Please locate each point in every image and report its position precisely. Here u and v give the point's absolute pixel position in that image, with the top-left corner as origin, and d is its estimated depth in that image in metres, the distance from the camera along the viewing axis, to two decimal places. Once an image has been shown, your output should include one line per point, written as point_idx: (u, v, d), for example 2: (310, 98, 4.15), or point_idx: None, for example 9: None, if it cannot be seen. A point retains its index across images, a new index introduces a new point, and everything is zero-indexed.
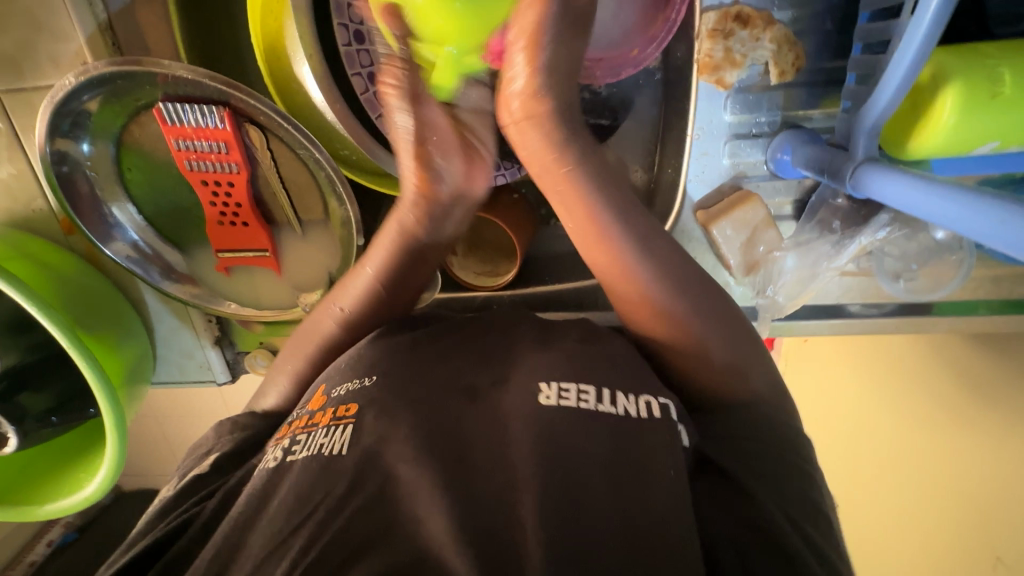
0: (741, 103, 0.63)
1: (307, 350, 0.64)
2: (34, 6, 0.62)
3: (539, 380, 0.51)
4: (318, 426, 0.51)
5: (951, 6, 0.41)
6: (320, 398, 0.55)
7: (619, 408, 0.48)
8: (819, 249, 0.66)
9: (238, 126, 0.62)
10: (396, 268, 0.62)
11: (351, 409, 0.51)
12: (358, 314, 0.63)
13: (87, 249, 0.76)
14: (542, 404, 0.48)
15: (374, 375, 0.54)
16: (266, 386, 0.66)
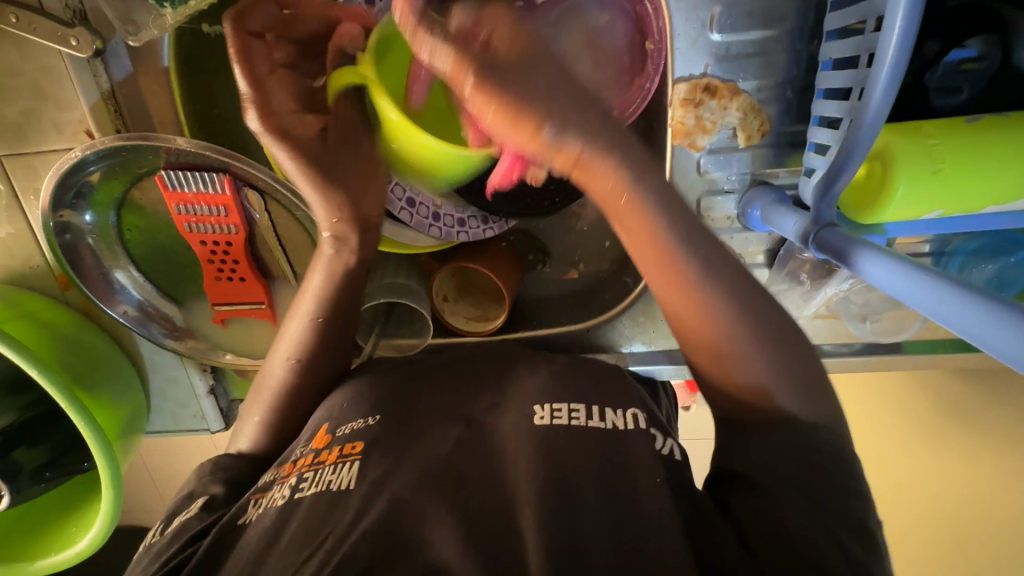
0: (712, 164, 0.68)
1: (267, 393, 0.67)
2: (38, 77, 0.65)
3: (533, 403, 0.56)
4: (324, 463, 0.53)
5: (890, 101, 0.46)
6: (324, 436, 0.58)
7: (608, 423, 0.53)
8: (789, 299, 0.72)
9: (237, 190, 0.65)
10: (332, 304, 0.66)
11: (357, 447, 0.54)
12: (307, 356, 0.66)
13: (83, 303, 0.77)
14: (536, 424, 0.53)
15: (376, 414, 0.58)
16: (238, 429, 0.68)
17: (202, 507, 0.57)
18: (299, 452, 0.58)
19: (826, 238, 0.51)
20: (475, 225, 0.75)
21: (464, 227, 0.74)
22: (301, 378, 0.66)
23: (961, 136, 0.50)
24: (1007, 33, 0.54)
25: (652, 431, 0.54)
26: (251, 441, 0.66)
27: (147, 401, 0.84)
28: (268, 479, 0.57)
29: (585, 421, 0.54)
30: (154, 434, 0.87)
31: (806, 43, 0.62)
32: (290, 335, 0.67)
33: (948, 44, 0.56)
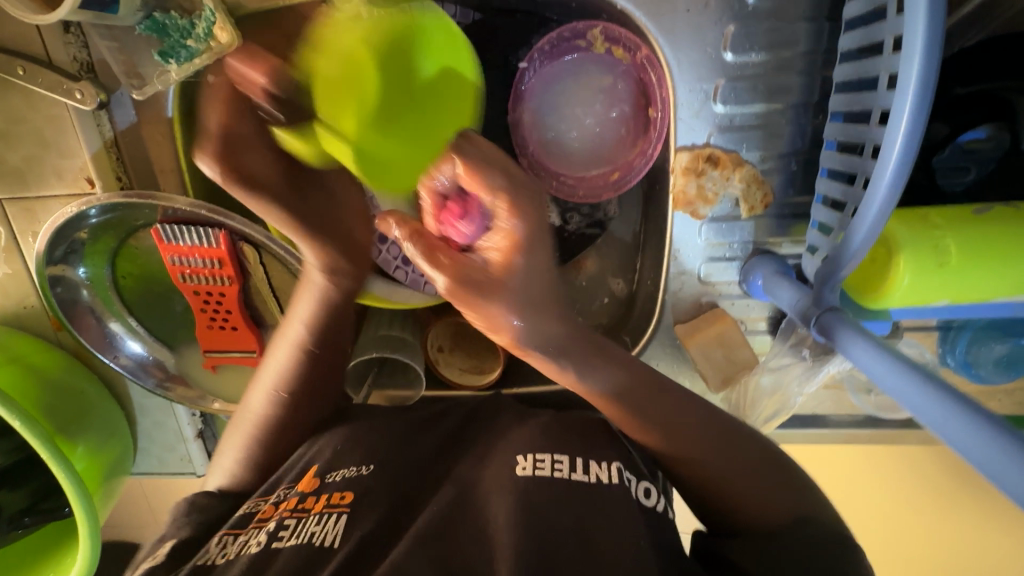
0: (715, 232, 0.67)
1: (246, 427, 0.64)
2: (42, 125, 0.65)
3: (516, 453, 0.53)
4: (309, 513, 0.50)
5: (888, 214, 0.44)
6: (311, 480, 0.55)
7: (590, 475, 0.50)
8: (791, 374, 0.66)
9: (232, 244, 0.64)
10: (320, 321, 0.63)
11: (346, 498, 0.51)
12: (286, 388, 0.64)
13: (75, 345, 0.77)
14: (518, 475, 0.50)
15: (371, 464, 0.55)
16: (214, 468, 0.64)
17: (173, 551, 0.51)
18: (284, 496, 0.54)
19: (829, 323, 0.49)
20: None
21: None
22: (282, 414, 0.63)
23: (970, 229, 0.49)
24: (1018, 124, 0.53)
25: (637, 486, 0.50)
26: (232, 474, 0.62)
27: (133, 443, 0.82)
28: (244, 513, 0.53)
29: (569, 472, 0.50)
30: (139, 475, 0.86)
31: (810, 117, 0.61)
32: (275, 366, 0.65)
33: (956, 127, 0.55)
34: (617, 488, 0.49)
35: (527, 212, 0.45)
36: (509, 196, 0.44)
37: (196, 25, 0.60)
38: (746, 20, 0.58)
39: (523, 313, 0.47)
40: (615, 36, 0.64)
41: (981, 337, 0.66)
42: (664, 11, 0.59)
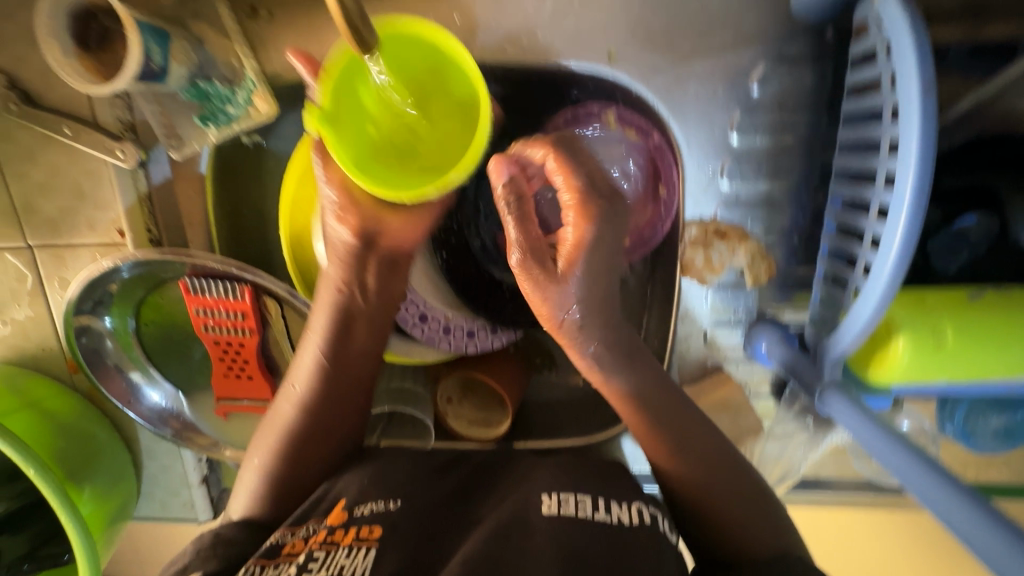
0: (721, 298, 0.69)
1: (273, 439, 0.60)
2: (81, 179, 0.68)
3: (540, 492, 0.55)
4: (339, 546, 0.50)
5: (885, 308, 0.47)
6: (340, 512, 0.54)
7: (614, 517, 0.52)
8: (796, 440, 0.72)
9: (256, 297, 0.66)
10: (337, 333, 0.59)
11: (374, 532, 0.51)
12: (312, 398, 0.59)
13: (89, 388, 0.78)
14: (545, 514, 0.52)
15: (397, 499, 0.55)
16: (237, 486, 0.61)
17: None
18: (310, 527, 0.53)
19: (835, 403, 0.52)
20: (484, 337, 0.75)
21: (473, 339, 0.74)
22: (307, 424, 0.60)
23: (965, 314, 0.52)
24: (1005, 215, 0.56)
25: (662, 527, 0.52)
26: (248, 501, 0.59)
27: (138, 487, 0.82)
28: (271, 543, 0.51)
29: (591, 511, 0.53)
30: (139, 520, 0.85)
31: (810, 195, 0.65)
32: (300, 373, 0.60)
33: (950, 213, 0.58)
34: (641, 526, 0.51)
35: (598, 220, 0.53)
36: (585, 199, 0.52)
37: (237, 93, 0.65)
38: (750, 107, 0.63)
39: (584, 306, 0.55)
40: (627, 118, 0.67)
41: (978, 410, 0.67)
42: (675, 94, 0.64)
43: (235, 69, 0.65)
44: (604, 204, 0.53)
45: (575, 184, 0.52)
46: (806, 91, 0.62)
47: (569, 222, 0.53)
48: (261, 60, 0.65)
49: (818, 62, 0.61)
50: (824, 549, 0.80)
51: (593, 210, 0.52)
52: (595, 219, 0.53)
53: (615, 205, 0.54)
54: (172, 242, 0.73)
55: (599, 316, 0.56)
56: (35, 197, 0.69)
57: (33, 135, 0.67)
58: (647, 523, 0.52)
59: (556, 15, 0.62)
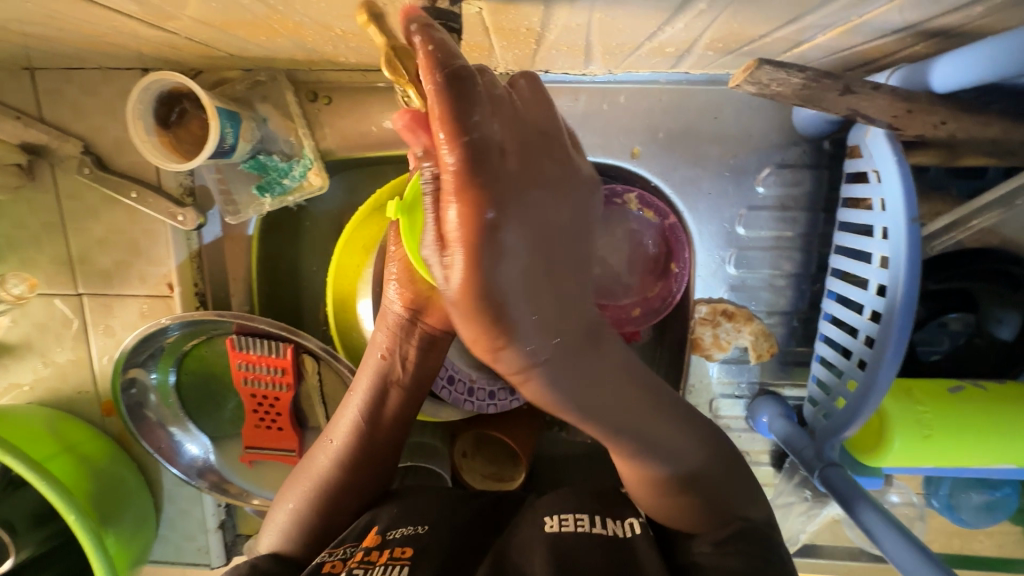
0: (727, 372, 0.75)
1: (308, 486, 0.63)
2: (139, 236, 0.73)
3: (545, 514, 0.57)
4: (375, 565, 0.53)
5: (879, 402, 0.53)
6: (374, 536, 0.57)
7: (608, 530, 0.53)
8: (795, 511, 0.75)
9: (296, 355, 0.72)
10: (377, 395, 0.63)
11: (407, 552, 0.54)
12: (349, 452, 0.63)
13: (119, 431, 0.80)
14: (548, 532, 0.54)
15: (425, 524, 0.58)
16: (268, 523, 0.64)
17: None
18: (345, 551, 0.56)
19: (833, 479, 0.56)
20: (503, 397, 0.79)
21: (494, 399, 0.79)
22: (342, 478, 0.63)
23: (946, 406, 0.57)
24: (979, 312, 0.65)
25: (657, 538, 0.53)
26: (279, 539, 0.62)
27: (155, 531, 0.84)
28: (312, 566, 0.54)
29: (590, 527, 0.54)
30: (153, 563, 0.86)
31: (808, 283, 0.72)
32: (339, 428, 0.64)
33: (934, 311, 0.65)
34: (634, 538, 0.52)
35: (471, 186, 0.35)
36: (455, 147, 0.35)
37: (294, 167, 0.72)
38: (756, 204, 0.70)
39: (534, 319, 0.38)
40: (648, 202, 0.72)
41: (962, 486, 0.73)
42: (690, 189, 0.71)
43: (293, 146, 0.72)
44: (512, 160, 0.37)
45: (429, 90, 0.34)
46: (806, 192, 0.69)
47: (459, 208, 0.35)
48: (316, 138, 0.72)
49: (816, 168, 0.69)
50: None
51: (497, 193, 0.35)
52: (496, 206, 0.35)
53: (552, 154, 0.41)
54: (214, 296, 0.77)
55: (471, 290, 0.36)
56: (92, 250, 0.74)
57: (99, 195, 0.72)
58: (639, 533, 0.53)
59: (586, 114, 0.70)
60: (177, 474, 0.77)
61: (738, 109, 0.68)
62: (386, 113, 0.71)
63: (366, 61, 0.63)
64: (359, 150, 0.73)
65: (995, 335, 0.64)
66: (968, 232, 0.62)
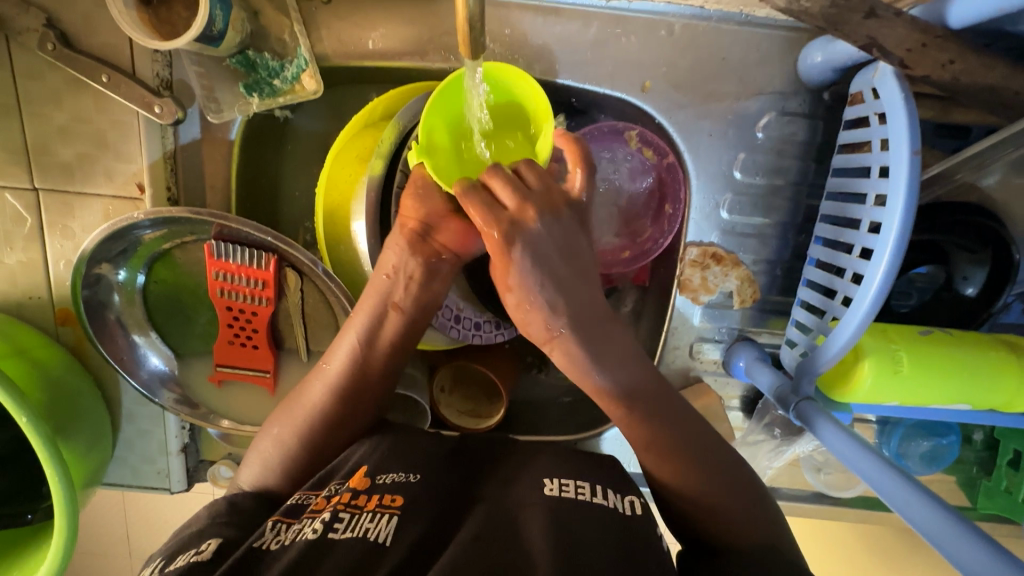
0: (708, 315, 0.77)
1: (300, 418, 0.60)
2: (107, 128, 0.67)
3: (543, 475, 0.56)
4: (362, 510, 0.51)
5: (857, 339, 0.55)
6: (362, 477, 0.55)
7: (609, 502, 0.53)
8: (762, 449, 0.80)
9: (279, 268, 0.68)
10: (372, 330, 0.61)
11: (397, 500, 0.52)
12: (343, 380, 0.60)
13: (75, 341, 0.75)
14: (547, 495, 0.53)
15: (418, 473, 0.56)
16: (250, 458, 0.61)
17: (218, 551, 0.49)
18: (332, 485, 0.55)
19: (807, 410, 0.59)
20: (488, 329, 0.80)
21: (479, 330, 0.79)
22: (325, 416, 0.60)
23: (916, 345, 0.61)
24: (950, 268, 0.69)
25: (653, 517, 0.54)
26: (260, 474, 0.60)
27: (111, 450, 0.79)
28: (294, 502, 0.54)
29: (589, 497, 0.54)
30: (107, 485, 0.82)
31: (794, 232, 0.74)
32: (329, 363, 0.62)
33: (910, 264, 0.69)
34: (635, 517, 0.52)
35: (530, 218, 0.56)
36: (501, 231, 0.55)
37: (286, 68, 0.67)
38: (754, 149, 0.71)
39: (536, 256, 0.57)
40: (648, 139, 0.72)
41: (912, 434, 0.79)
42: (691, 130, 0.71)
43: (286, 45, 0.67)
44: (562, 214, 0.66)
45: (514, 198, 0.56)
46: (799, 142, 0.71)
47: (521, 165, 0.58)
48: (311, 39, 0.67)
49: (813, 119, 0.70)
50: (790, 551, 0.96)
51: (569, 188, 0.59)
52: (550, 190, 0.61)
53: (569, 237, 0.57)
54: (189, 203, 0.72)
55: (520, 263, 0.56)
56: (51, 140, 0.67)
57: (62, 78, 0.65)
58: (639, 513, 0.53)
59: (597, 42, 0.68)
60: (137, 387, 0.73)
61: (747, 52, 0.68)
62: (388, 21, 0.67)
63: None
64: (356, 59, 0.68)
65: (960, 290, 0.68)
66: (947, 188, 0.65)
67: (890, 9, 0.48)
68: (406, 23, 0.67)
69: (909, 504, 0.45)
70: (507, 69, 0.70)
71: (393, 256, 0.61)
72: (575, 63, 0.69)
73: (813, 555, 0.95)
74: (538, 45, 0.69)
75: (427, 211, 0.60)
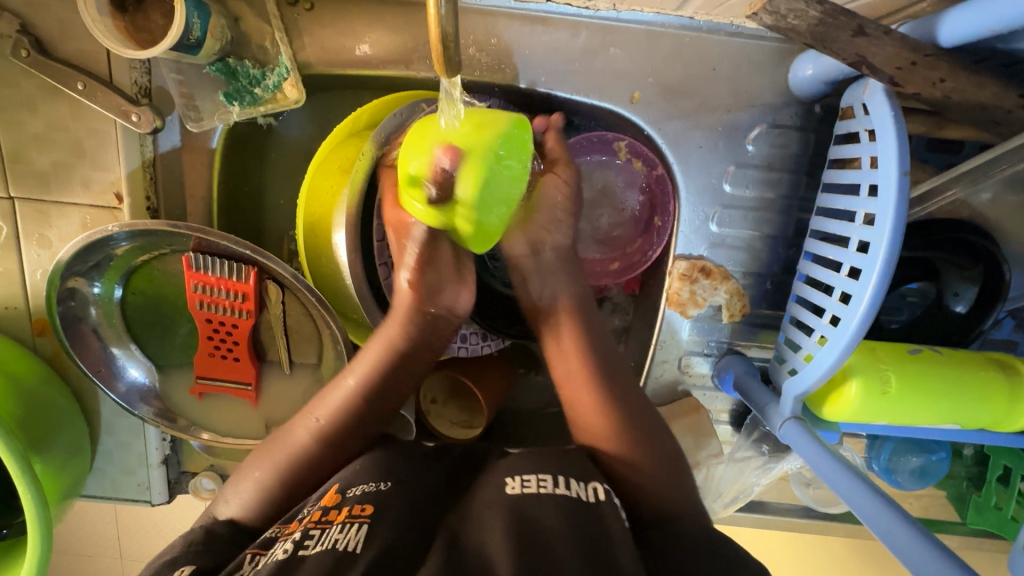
0: (698, 329, 0.76)
1: (284, 459, 0.59)
2: (84, 136, 0.66)
3: (506, 475, 0.54)
4: (331, 523, 0.49)
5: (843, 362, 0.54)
6: (333, 495, 0.53)
7: (573, 493, 0.50)
8: (751, 464, 0.78)
9: (259, 281, 0.67)
10: (375, 389, 0.63)
11: (367, 510, 0.50)
12: (337, 429, 0.61)
13: (53, 352, 0.74)
14: (508, 493, 0.51)
15: (389, 481, 0.54)
16: (228, 492, 0.59)
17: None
18: (306, 509, 0.54)
19: (793, 435, 0.59)
20: (475, 341, 0.81)
21: (465, 342, 0.80)
22: (315, 459, 0.60)
23: (905, 365, 0.60)
24: (940, 284, 0.68)
25: (618, 504, 0.51)
26: (239, 508, 0.57)
27: (90, 463, 0.78)
28: (271, 530, 0.53)
29: (552, 488, 0.51)
30: (86, 498, 0.80)
31: (784, 246, 0.73)
32: (324, 409, 0.62)
33: (901, 279, 0.68)
34: (599, 504, 0.50)
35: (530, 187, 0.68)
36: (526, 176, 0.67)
37: (267, 76, 0.66)
38: (744, 162, 0.70)
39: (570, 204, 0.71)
40: (637, 150, 0.73)
41: (902, 449, 0.78)
42: (681, 142, 0.70)
43: (267, 52, 0.66)
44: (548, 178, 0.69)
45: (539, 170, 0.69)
46: (791, 155, 0.70)
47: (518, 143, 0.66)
48: (293, 46, 0.66)
49: (804, 132, 0.69)
50: (780, 563, 0.95)
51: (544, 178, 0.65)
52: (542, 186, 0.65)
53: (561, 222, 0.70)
54: (169, 213, 0.71)
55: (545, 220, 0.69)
56: (27, 149, 0.66)
57: (37, 85, 0.64)
58: (603, 500, 0.50)
59: (586, 52, 0.67)
60: (116, 400, 0.72)
61: (737, 64, 0.67)
62: (372, 28, 0.66)
63: None
64: (339, 67, 0.67)
65: (949, 307, 0.68)
66: (941, 203, 0.64)
67: (880, 27, 0.47)
68: (391, 31, 0.66)
69: (894, 531, 0.44)
70: (494, 79, 0.68)
71: (395, 327, 0.65)
72: (563, 73, 0.68)
73: (804, 567, 0.94)
74: (525, 55, 0.67)
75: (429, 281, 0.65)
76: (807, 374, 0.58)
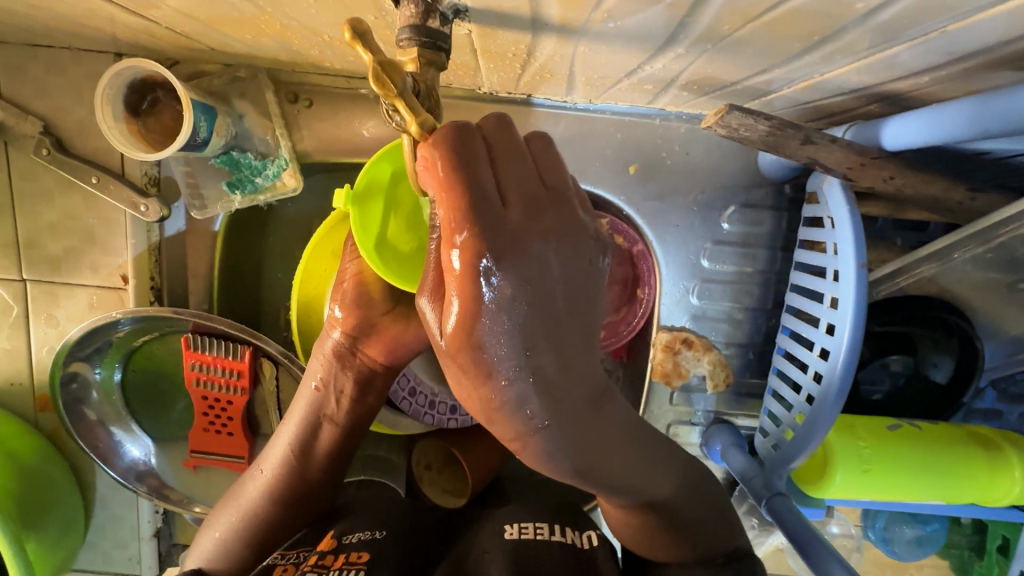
0: (681, 396, 0.77)
1: (237, 518, 0.59)
2: (96, 224, 0.70)
3: (505, 522, 0.58)
4: (328, 569, 0.53)
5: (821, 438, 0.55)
6: (330, 540, 0.58)
7: (567, 539, 0.54)
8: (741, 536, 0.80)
9: (254, 358, 0.70)
10: (309, 438, 0.60)
11: (362, 557, 0.55)
12: (280, 487, 0.59)
13: (53, 428, 0.75)
14: (507, 538, 0.55)
15: (382, 530, 0.59)
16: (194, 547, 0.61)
17: None
18: (302, 553, 0.58)
19: (780, 507, 0.57)
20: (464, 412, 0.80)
21: (455, 413, 0.80)
22: (269, 513, 0.59)
23: (884, 440, 0.61)
24: (917, 356, 0.69)
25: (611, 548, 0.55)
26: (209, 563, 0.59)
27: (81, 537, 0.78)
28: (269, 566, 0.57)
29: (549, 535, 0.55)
30: (76, 572, 0.80)
31: (765, 317, 0.75)
32: (271, 457, 0.60)
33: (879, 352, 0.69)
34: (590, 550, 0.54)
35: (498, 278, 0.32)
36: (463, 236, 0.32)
37: (268, 166, 0.70)
38: (721, 238, 0.73)
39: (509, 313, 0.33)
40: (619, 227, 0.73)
41: (897, 518, 0.78)
42: (659, 220, 0.73)
43: (269, 145, 0.70)
44: (514, 212, 0.33)
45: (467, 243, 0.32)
46: (765, 232, 0.73)
47: (459, 246, 0.32)
48: (294, 139, 0.70)
49: (777, 211, 0.72)
50: None
51: (497, 243, 0.32)
52: (493, 251, 0.32)
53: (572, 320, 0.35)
54: (171, 292, 0.74)
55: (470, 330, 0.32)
56: (42, 235, 0.70)
57: (55, 178, 0.69)
58: (596, 544, 0.54)
59: (567, 139, 0.71)
60: (113, 477, 0.73)
61: (709, 149, 0.71)
62: (368, 121, 0.71)
63: (351, 68, 0.62)
64: (339, 157, 0.72)
65: (929, 376, 0.69)
66: (911, 279, 0.65)
67: (825, 135, 0.51)
68: (386, 124, 0.71)
69: None
70: None
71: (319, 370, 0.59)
72: None
73: None
74: None
75: (356, 320, 0.60)
76: (793, 451, 0.58)
